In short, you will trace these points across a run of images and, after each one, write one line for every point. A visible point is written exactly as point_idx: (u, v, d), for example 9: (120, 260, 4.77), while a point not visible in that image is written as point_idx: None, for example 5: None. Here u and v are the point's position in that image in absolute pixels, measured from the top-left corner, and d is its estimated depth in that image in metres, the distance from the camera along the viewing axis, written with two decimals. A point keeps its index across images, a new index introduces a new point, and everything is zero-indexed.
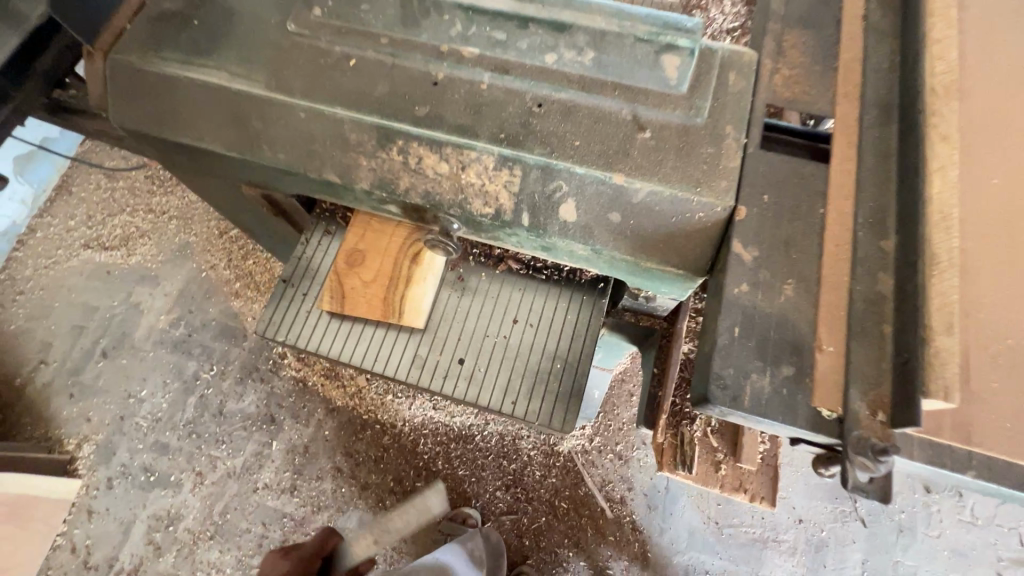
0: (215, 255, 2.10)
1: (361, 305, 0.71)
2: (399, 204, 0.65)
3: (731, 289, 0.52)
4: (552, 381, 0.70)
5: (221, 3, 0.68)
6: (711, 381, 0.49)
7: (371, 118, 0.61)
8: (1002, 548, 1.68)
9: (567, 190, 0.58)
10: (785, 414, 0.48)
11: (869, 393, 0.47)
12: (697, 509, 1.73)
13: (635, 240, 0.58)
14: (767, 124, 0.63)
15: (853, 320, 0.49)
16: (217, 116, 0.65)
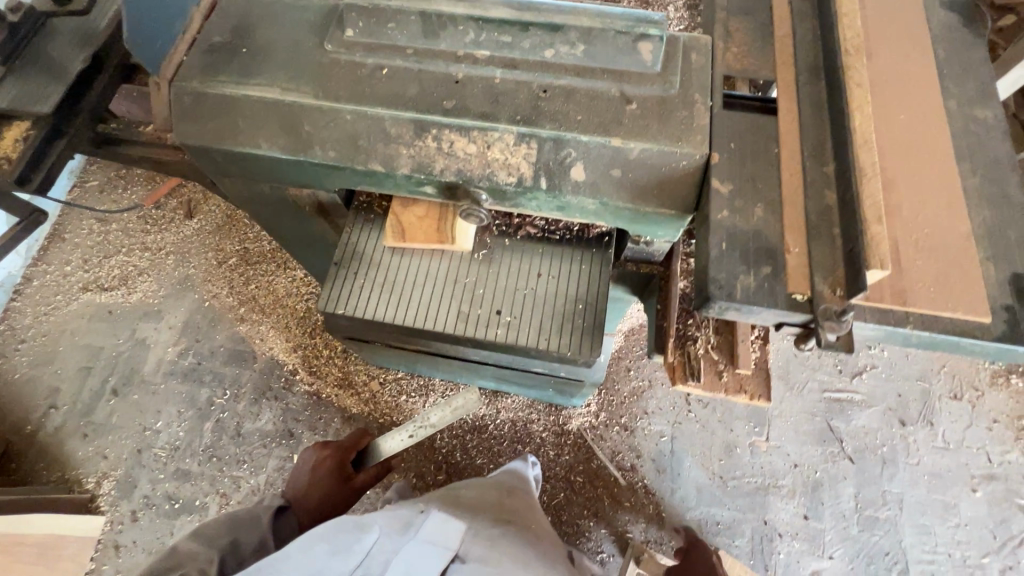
0: (216, 284, 2.17)
1: (420, 236, 0.82)
2: (434, 184, 0.78)
3: (715, 215, 0.66)
4: (580, 317, 0.79)
5: (264, 33, 0.80)
6: (710, 283, 0.63)
7: (408, 113, 0.74)
8: (973, 466, 1.86)
9: (576, 155, 0.72)
10: (770, 302, 0.62)
11: (828, 276, 0.61)
12: (702, 467, 1.87)
13: (634, 189, 0.72)
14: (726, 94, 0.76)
15: (810, 226, 0.64)
16: (272, 124, 0.77)
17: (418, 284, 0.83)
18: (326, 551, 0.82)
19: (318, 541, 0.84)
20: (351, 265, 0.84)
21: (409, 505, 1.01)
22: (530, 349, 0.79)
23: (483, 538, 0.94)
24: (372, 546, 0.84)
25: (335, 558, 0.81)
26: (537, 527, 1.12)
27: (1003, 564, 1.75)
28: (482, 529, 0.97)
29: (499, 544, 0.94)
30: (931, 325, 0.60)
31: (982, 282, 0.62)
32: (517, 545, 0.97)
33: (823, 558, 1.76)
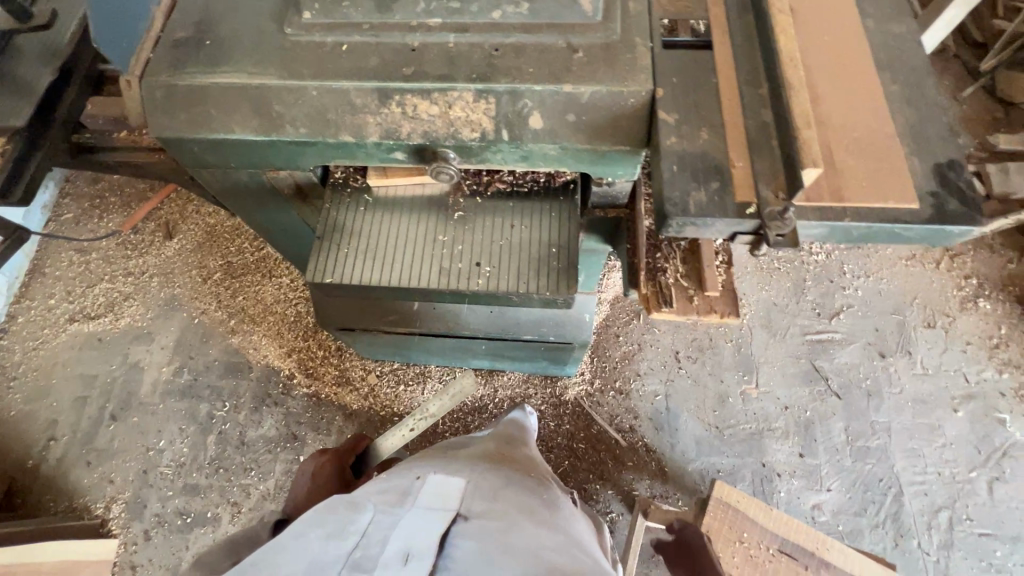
0: (204, 300, 2.19)
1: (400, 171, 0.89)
2: (404, 149, 0.83)
3: (665, 142, 0.72)
4: (555, 259, 0.84)
5: (226, 24, 0.84)
6: (665, 202, 0.68)
7: (371, 83, 0.78)
8: (952, 388, 1.95)
9: (532, 105, 0.77)
10: (721, 212, 0.67)
11: (770, 183, 0.67)
12: (698, 419, 1.93)
13: (590, 130, 0.77)
14: (665, 44, 0.79)
15: (751, 142, 0.70)
16: (243, 108, 0.81)
17: (399, 248, 0.87)
18: (322, 535, 0.82)
19: (314, 526, 0.84)
20: (334, 237, 0.88)
21: (404, 476, 1.01)
22: (511, 294, 0.83)
23: (483, 493, 0.94)
24: (367, 524, 0.83)
25: (331, 542, 0.80)
26: (539, 474, 1.14)
27: (991, 476, 1.83)
28: (481, 483, 0.97)
29: (499, 497, 0.94)
30: (867, 216, 0.66)
31: (909, 173, 0.68)
32: (520, 494, 0.99)
33: (822, 491, 1.83)
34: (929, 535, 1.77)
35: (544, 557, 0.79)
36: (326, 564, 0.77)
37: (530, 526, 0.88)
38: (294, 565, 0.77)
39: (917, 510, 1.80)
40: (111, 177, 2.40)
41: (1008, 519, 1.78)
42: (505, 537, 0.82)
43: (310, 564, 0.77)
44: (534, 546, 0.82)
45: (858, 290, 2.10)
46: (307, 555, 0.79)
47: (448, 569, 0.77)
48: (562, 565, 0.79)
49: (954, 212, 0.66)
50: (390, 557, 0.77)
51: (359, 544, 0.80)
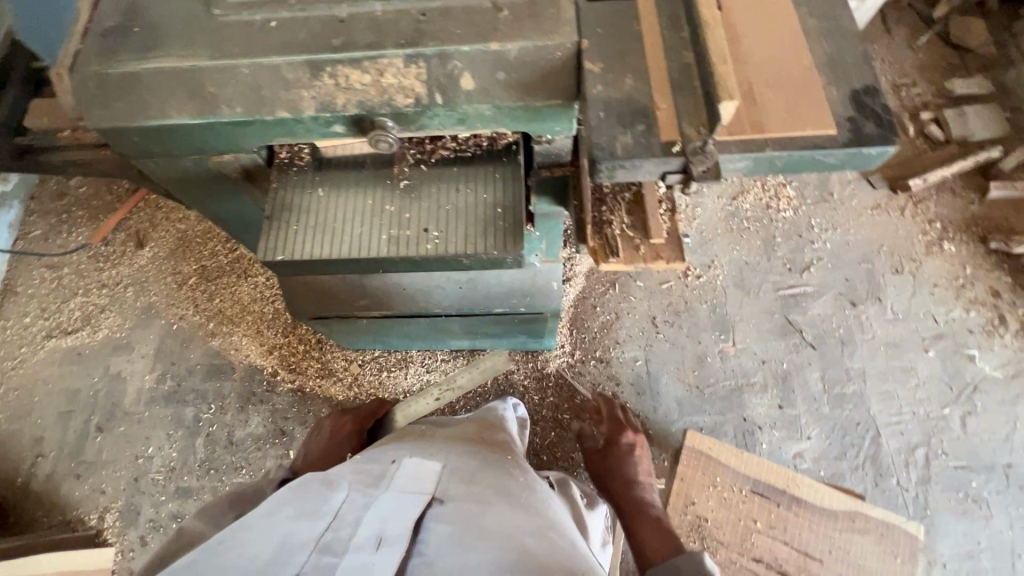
0: (181, 306, 2.18)
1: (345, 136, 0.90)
2: (342, 121, 0.83)
3: (591, 90, 0.73)
4: (502, 220, 0.86)
5: (153, 10, 0.84)
6: (593, 148, 0.70)
7: (301, 56, 0.79)
8: (922, 329, 2.00)
9: (462, 66, 0.78)
10: (647, 153, 0.69)
11: (692, 121, 0.69)
12: (679, 381, 1.97)
13: (521, 87, 0.78)
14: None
15: (673, 83, 0.72)
16: (176, 92, 0.81)
17: (349, 222, 0.88)
18: (293, 516, 0.81)
19: (285, 507, 0.83)
20: (283, 215, 0.89)
21: (380, 459, 1.00)
22: (461, 255, 0.84)
23: (459, 476, 0.93)
24: (339, 506, 0.83)
25: (302, 523, 0.80)
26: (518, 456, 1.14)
27: (964, 411, 1.88)
28: (458, 466, 0.96)
29: (476, 479, 0.93)
30: (788, 144, 0.68)
31: (827, 100, 0.70)
32: (499, 476, 0.98)
33: (802, 440, 1.87)
34: (908, 472, 1.82)
35: (518, 539, 0.79)
36: (297, 544, 0.76)
37: (506, 508, 0.87)
38: (263, 544, 0.76)
39: (894, 450, 1.85)
40: (76, 190, 2.37)
41: (982, 451, 1.83)
42: (478, 521, 0.81)
43: (279, 544, 0.76)
44: (508, 528, 0.81)
45: (826, 243, 2.13)
46: (277, 534, 0.78)
47: (419, 554, 0.77)
48: (536, 546, 0.78)
49: (870, 134, 0.68)
50: (361, 539, 0.76)
51: (330, 526, 0.80)
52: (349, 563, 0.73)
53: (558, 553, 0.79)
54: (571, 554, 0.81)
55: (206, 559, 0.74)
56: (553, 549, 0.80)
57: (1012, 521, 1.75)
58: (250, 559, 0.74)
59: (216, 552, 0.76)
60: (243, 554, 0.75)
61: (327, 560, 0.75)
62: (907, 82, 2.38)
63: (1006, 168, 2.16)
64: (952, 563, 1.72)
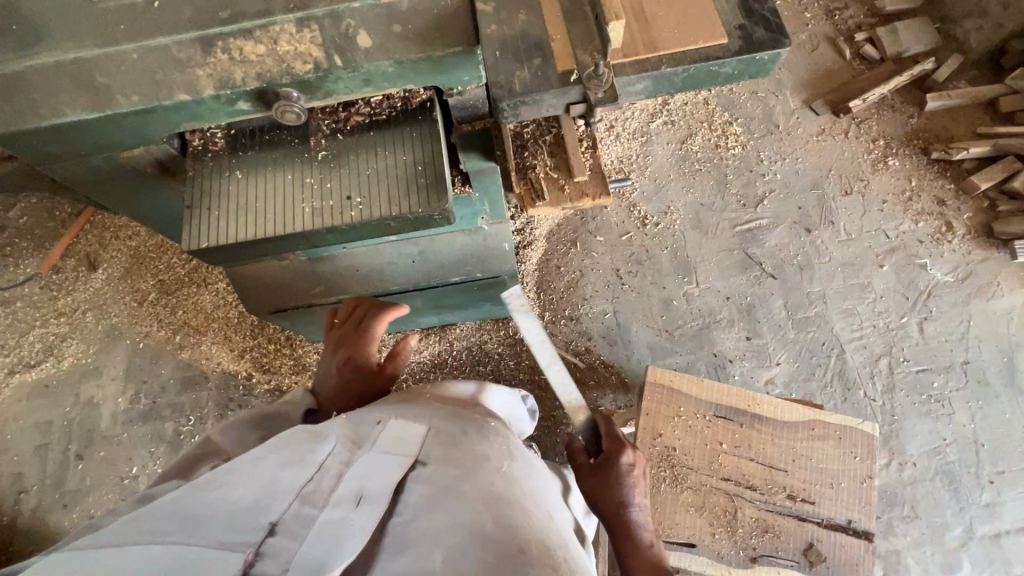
0: (145, 323, 2.14)
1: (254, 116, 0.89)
2: (245, 99, 0.82)
3: (485, 31, 0.73)
4: (422, 178, 0.86)
5: (29, 5, 0.80)
6: (492, 88, 0.69)
7: (189, 33, 0.77)
8: (875, 245, 2.05)
9: (356, 24, 0.77)
10: (545, 85, 0.69)
11: (586, 47, 0.69)
12: (648, 327, 2.00)
13: (419, 38, 0.77)
14: None
15: (564, 14, 0.72)
16: (67, 88, 0.78)
17: (270, 200, 0.88)
18: (275, 460, 0.67)
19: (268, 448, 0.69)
20: (203, 202, 0.88)
21: (366, 411, 0.88)
22: (384, 217, 0.84)
23: (447, 434, 0.84)
24: (326, 456, 0.71)
25: (286, 469, 0.67)
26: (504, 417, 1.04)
27: (921, 317, 1.96)
28: (447, 424, 0.86)
29: (467, 440, 0.84)
30: (682, 59, 0.69)
31: (716, 11, 0.70)
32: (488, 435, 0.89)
33: (772, 366, 1.93)
34: (873, 383, 1.89)
35: (501, 511, 0.72)
36: (279, 491, 0.64)
37: (493, 473, 0.79)
38: (248, 487, 0.63)
39: (858, 363, 1.91)
40: (16, 221, 2.29)
41: (940, 352, 1.91)
42: (464, 487, 0.74)
43: (262, 490, 0.63)
44: (494, 497, 0.74)
45: (777, 174, 2.16)
46: (260, 476, 0.65)
47: (397, 515, 0.71)
48: (520, 521, 0.73)
49: (761, 39, 0.69)
50: (340, 498, 0.67)
51: (315, 476, 0.68)
52: (326, 524, 0.63)
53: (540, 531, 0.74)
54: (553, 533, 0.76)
55: (180, 497, 0.60)
56: (536, 525, 0.74)
57: (974, 414, 1.84)
58: (229, 504, 0.61)
59: (200, 487, 0.61)
60: (223, 497, 0.61)
61: (306, 513, 0.64)
62: (839, 6, 2.39)
63: (940, 79, 2.21)
64: (922, 461, 1.80)
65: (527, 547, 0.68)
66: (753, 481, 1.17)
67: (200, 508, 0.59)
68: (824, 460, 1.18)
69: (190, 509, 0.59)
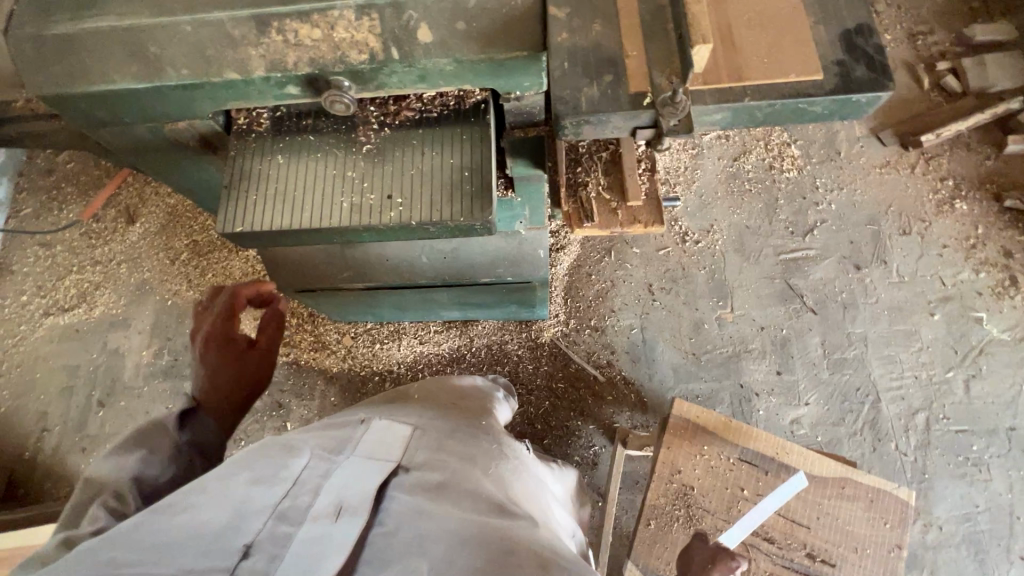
0: (175, 281, 2.17)
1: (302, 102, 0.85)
2: (296, 84, 0.78)
3: (554, 38, 0.67)
4: (468, 185, 0.81)
5: None
6: (556, 103, 0.64)
7: (245, 10, 0.73)
8: (929, 292, 1.93)
9: (418, 17, 0.72)
10: (613, 106, 0.63)
11: (664, 69, 0.63)
12: (675, 348, 1.94)
13: (482, 39, 0.72)
14: None
15: (644, 29, 0.66)
16: (119, 56, 0.76)
17: (308, 190, 0.84)
18: (246, 480, 0.66)
19: (240, 469, 0.68)
20: (242, 184, 0.85)
21: (346, 417, 0.86)
22: (423, 221, 0.80)
23: (432, 439, 0.81)
24: (300, 471, 0.68)
25: (258, 487, 0.65)
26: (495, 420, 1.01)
27: (968, 375, 1.84)
28: (432, 428, 0.84)
29: (454, 444, 0.82)
30: (768, 93, 0.62)
31: (813, 44, 0.63)
32: (474, 442, 0.85)
33: (800, 406, 1.85)
34: (907, 437, 1.79)
35: (492, 515, 0.69)
36: (252, 511, 0.62)
37: (480, 477, 0.77)
38: (216, 510, 0.61)
39: (893, 415, 1.82)
40: (64, 166, 2.34)
41: (984, 414, 1.80)
42: (447, 496, 0.70)
43: (232, 511, 0.61)
44: (481, 505, 0.70)
45: (831, 204, 2.05)
46: (229, 497, 0.63)
47: (379, 526, 0.65)
48: (510, 523, 0.69)
49: (861, 79, 0.62)
50: (320, 510, 0.63)
51: (290, 493, 0.65)
52: (304, 541, 0.61)
53: (533, 533, 0.70)
54: (548, 539, 0.71)
55: (146, 524, 0.59)
56: (528, 532, 0.69)
57: (1012, 484, 1.73)
58: (198, 528, 0.59)
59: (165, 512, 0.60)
60: (191, 520, 0.60)
61: (282, 531, 0.62)
62: (924, 30, 2.23)
63: None
64: (949, 526, 1.71)
65: (519, 553, 0.63)
66: (771, 533, 1.11)
67: (166, 535, 0.58)
68: (850, 523, 1.11)
69: (155, 538, 0.57)
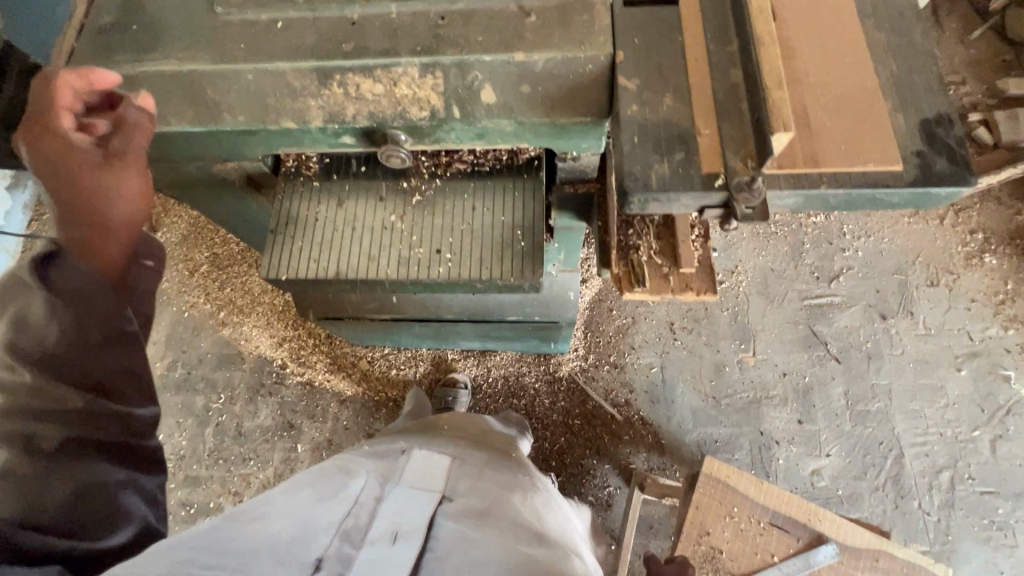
0: (192, 293, 2.16)
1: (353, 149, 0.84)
2: (353, 134, 0.77)
3: (624, 111, 0.66)
4: (520, 243, 0.80)
5: (151, 6, 0.78)
6: (625, 179, 0.63)
7: (308, 62, 0.72)
8: (955, 346, 1.90)
9: (482, 77, 0.71)
10: (684, 186, 0.62)
11: (738, 151, 0.62)
12: (695, 391, 1.91)
13: (546, 102, 0.72)
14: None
15: (717, 106, 0.64)
16: (177, 99, 0.76)
17: (356, 239, 0.83)
18: (313, 501, 0.79)
19: (309, 488, 0.82)
20: (288, 228, 0.84)
21: (391, 444, 0.98)
22: (474, 279, 0.79)
23: (470, 470, 0.90)
24: (359, 492, 0.82)
25: (322, 508, 0.78)
26: (520, 453, 1.09)
27: (994, 434, 1.80)
28: (468, 460, 0.93)
29: (487, 477, 0.90)
30: (845, 181, 0.61)
31: (892, 132, 0.62)
32: (505, 474, 0.94)
33: (820, 457, 1.81)
34: (930, 496, 1.75)
35: (529, 547, 0.78)
36: (320, 529, 0.75)
37: (515, 509, 0.85)
38: (287, 526, 0.74)
39: (917, 472, 1.78)
40: None
41: (1011, 476, 1.76)
42: (489, 525, 0.79)
43: (299, 530, 0.74)
44: (518, 535, 0.79)
45: (858, 251, 2.03)
46: (298, 516, 0.76)
47: (431, 551, 0.75)
48: (549, 561, 0.77)
49: (941, 172, 0.61)
50: (377, 534, 0.75)
51: (352, 512, 0.78)
52: (365, 559, 0.72)
53: (567, 565, 0.78)
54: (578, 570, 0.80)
55: (235, 532, 0.72)
56: (560, 562, 0.78)
57: None
58: (274, 538, 0.72)
59: (241, 522, 0.74)
60: (268, 531, 0.73)
61: (345, 551, 0.74)
62: (956, 81, 2.23)
63: None
64: None
65: None
66: None
67: (246, 543, 0.70)
68: None
69: (243, 543, 0.70)
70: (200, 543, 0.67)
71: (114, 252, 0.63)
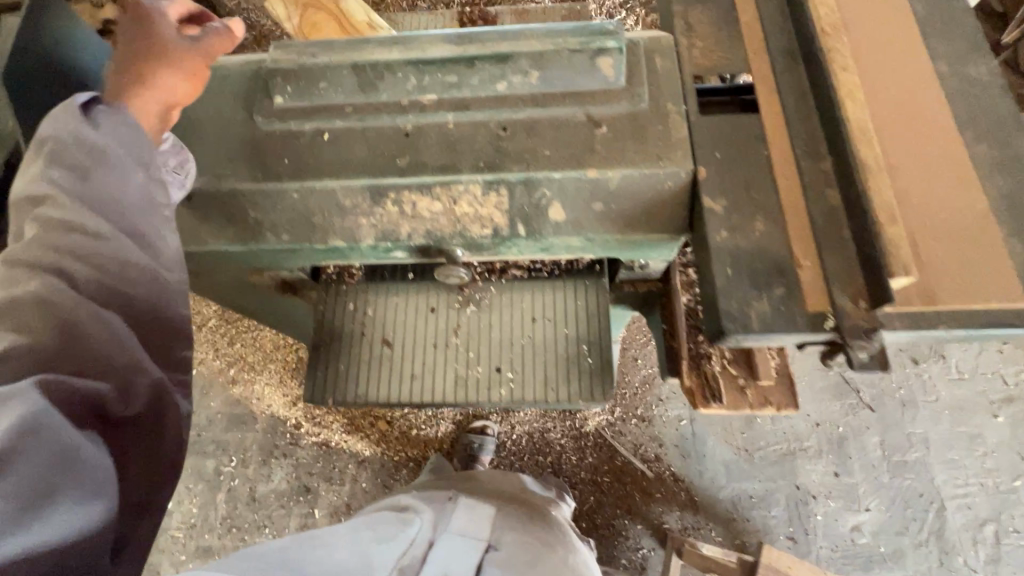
0: (200, 349, 2.07)
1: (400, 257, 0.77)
2: (405, 249, 0.72)
3: (713, 237, 0.61)
4: (586, 360, 0.74)
5: (186, 116, 0.72)
6: (721, 318, 0.57)
7: (359, 180, 0.66)
8: (991, 391, 1.86)
9: (550, 194, 0.66)
10: (788, 327, 0.56)
11: (848, 288, 0.56)
12: (727, 444, 1.84)
13: (620, 220, 0.66)
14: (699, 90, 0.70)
15: (818, 233, 0.59)
16: (216, 218, 0.70)
17: (405, 353, 0.77)
18: (371, 537, 0.84)
19: (367, 527, 0.86)
20: (333, 344, 0.78)
21: (441, 489, 1.03)
22: (538, 400, 0.73)
23: (514, 523, 0.93)
24: (414, 533, 0.87)
25: (380, 544, 0.82)
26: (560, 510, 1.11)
27: None
28: (512, 513, 0.96)
29: (532, 522, 0.95)
30: (964, 321, 0.56)
31: (1010, 263, 0.57)
32: (549, 531, 0.95)
33: (860, 512, 1.75)
34: (975, 551, 1.70)
35: None
36: (374, 566, 0.78)
37: (559, 561, 0.87)
38: (344, 554, 0.78)
39: (960, 525, 1.72)
40: None
41: None
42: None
43: (358, 559, 0.78)
44: None
45: None
46: (355, 548, 0.80)
47: None
48: None
49: None
50: None
51: (403, 553, 0.83)
52: None
53: None
54: None
55: (297, 561, 0.75)
56: None
57: None
58: (332, 567, 0.76)
59: (307, 548, 0.79)
60: (327, 561, 0.77)
61: None
62: None
63: None
64: None
65: None
66: None
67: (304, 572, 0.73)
68: None
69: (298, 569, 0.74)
70: (263, 563, 0.72)
71: (156, 111, 0.57)
